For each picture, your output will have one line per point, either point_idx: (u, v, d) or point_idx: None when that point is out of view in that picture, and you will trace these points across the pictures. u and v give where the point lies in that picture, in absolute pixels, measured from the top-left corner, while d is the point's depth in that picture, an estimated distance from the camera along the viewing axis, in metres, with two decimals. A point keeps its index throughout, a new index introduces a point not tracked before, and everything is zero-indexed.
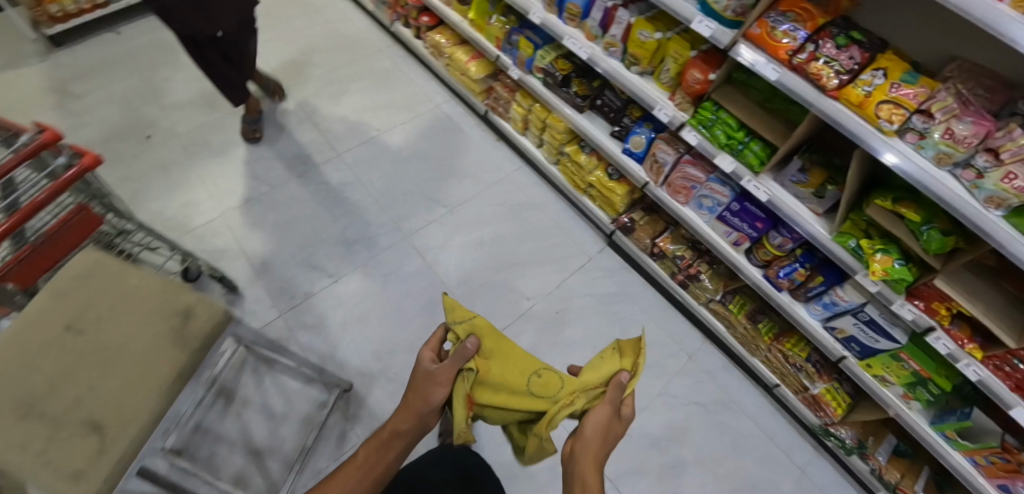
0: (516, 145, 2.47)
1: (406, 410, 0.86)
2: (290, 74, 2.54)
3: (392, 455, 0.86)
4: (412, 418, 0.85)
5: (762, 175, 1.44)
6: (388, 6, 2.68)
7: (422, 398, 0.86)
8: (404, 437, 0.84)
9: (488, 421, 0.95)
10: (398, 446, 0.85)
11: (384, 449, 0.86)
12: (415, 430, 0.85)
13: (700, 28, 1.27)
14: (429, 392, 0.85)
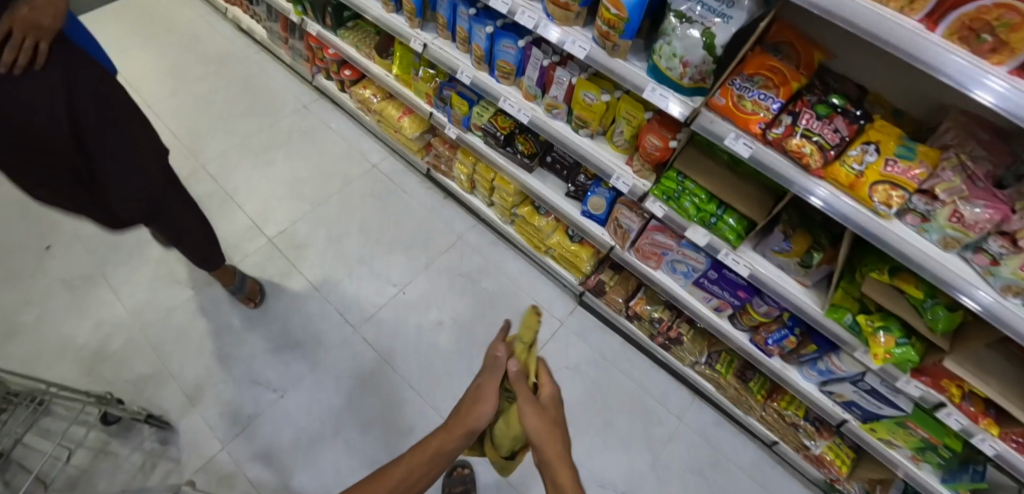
0: (460, 199, 1.95)
1: (454, 428, 0.72)
2: (191, 137, 2.01)
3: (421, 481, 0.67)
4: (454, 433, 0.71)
5: (743, 254, 1.27)
6: (305, 57, 2.05)
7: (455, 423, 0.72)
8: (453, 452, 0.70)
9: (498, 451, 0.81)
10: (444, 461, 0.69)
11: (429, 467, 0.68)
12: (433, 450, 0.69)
13: (656, 98, 1.08)
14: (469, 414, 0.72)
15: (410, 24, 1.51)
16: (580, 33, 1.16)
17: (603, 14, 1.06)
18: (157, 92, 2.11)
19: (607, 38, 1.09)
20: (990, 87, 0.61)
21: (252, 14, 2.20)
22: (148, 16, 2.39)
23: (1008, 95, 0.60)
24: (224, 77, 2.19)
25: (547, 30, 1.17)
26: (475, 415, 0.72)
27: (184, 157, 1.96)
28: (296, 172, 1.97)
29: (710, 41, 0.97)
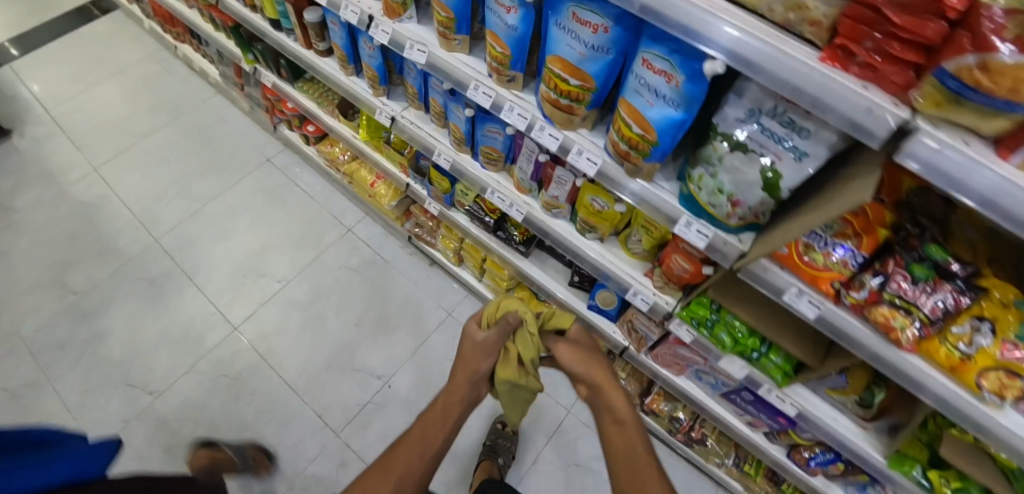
0: (448, 270, 1.72)
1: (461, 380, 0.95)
2: (147, 207, 1.78)
3: (446, 425, 0.88)
4: (477, 367, 0.97)
5: (786, 390, 1.04)
6: (263, 107, 1.78)
7: (474, 360, 0.97)
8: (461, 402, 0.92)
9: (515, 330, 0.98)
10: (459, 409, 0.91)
11: (443, 418, 0.89)
12: (459, 393, 0.93)
13: (692, 239, 0.81)
14: (484, 355, 0.97)
15: (374, 93, 1.25)
16: (587, 139, 0.87)
17: (621, 128, 0.78)
18: (107, 152, 1.88)
19: (624, 155, 0.81)
20: (981, 181, 0.47)
21: (198, 53, 1.89)
22: (91, 56, 2.10)
23: (1001, 194, 0.46)
24: (178, 129, 1.93)
25: (544, 134, 0.87)
26: (490, 351, 0.98)
27: (138, 230, 1.74)
28: (262, 242, 1.74)
29: (774, 181, 0.69)
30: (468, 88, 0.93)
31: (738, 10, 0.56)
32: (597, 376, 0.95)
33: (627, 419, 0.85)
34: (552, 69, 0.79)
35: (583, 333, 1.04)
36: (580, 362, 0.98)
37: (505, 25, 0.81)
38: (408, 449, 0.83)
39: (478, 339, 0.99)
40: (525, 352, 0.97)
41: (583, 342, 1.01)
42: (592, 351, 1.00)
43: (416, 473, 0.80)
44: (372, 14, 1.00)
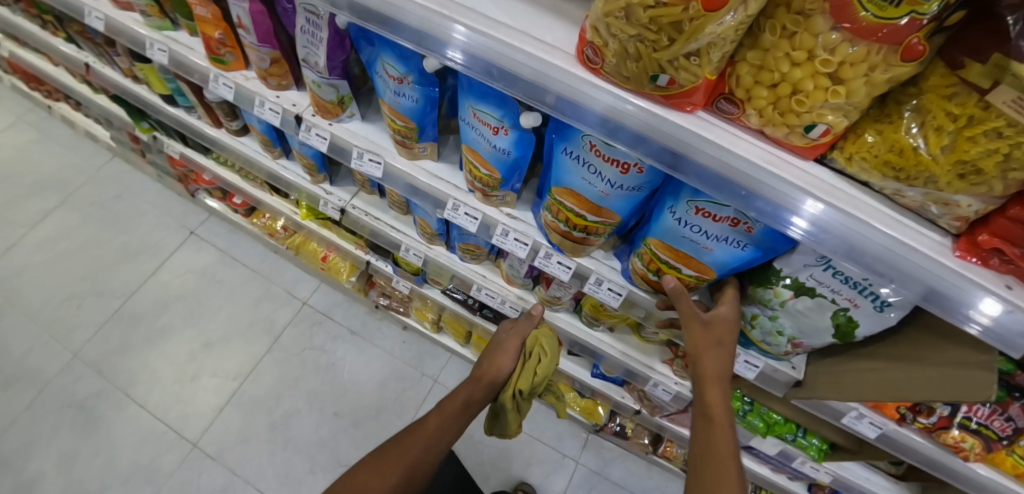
0: (424, 334, 1.53)
1: (480, 379, 0.86)
2: (57, 315, 1.49)
3: (460, 423, 0.80)
4: (487, 375, 0.86)
5: (823, 462, 0.89)
6: (174, 176, 1.52)
7: (490, 363, 0.87)
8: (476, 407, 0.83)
9: (534, 355, 0.87)
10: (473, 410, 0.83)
11: (455, 419, 0.80)
12: (471, 386, 0.85)
13: (742, 373, 0.69)
14: (498, 358, 0.87)
15: (312, 180, 1.05)
16: (602, 262, 0.71)
17: (656, 266, 0.63)
18: None
19: (658, 287, 0.66)
20: None
21: (81, 114, 1.54)
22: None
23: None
24: (77, 211, 1.62)
25: (551, 262, 0.71)
26: (506, 357, 0.87)
27: (50, 345, 1.46)
28: (207, 336, 1.51)
29: (848, 328, 0.58)
30: (445, 205, 0.75)
31: (850, 186, 0.42)
32: (710, 364, 0.60)
33: (719, 436, 0.56)
34: (561, 201, 0.62)
35: (731, 311, 0.61)
36: (693, 342, 0.61)
37: (490, 147, 0.62)
38: (418, 434, 0.76)
39: (497, 342, 0.90)
40: (533, 370, 0.86)
41: (718, 322, 0.60)
42: (725, 340, 0.60)
43: (422, 465, 0.73)
44: (299, 113, 0.80)
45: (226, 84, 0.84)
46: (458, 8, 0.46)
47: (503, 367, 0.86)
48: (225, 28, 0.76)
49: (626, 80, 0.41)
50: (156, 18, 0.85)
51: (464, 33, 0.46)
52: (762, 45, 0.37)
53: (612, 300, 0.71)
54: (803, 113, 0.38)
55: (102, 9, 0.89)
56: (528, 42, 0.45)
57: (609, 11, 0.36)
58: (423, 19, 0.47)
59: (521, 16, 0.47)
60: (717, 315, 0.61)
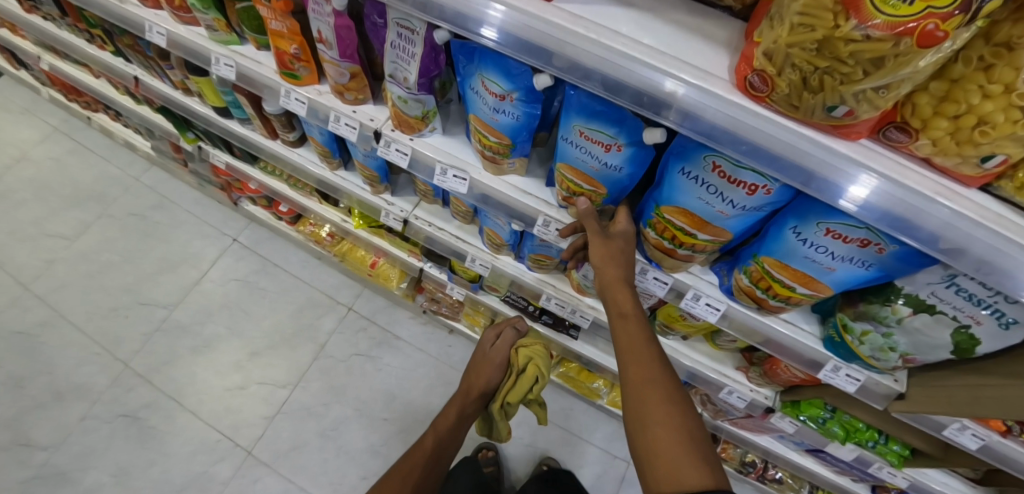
0: (471, 338, 1.53)
1: (469, 393, 0.97)
2: (105, 326, 1.50)
3: (454, 436, 0.93)
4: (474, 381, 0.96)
5: (903, 468, 0.89)
6: (217, 184, 1.52)
7: (476, 373, 0.97)
8: (466, 420, 0.95)
9: (521, 372, 0.93)
10: (464, 422, 0.96)
11: (449, 437, 0.92)
12: (460, 395, 0.97)
13: (843, 387, 0.69)
14: (486, 370, 0.96)
15: (373, 191, 1.03)
16: (699, 277, 0.70)
17: (766, 284, 0.62)
18: (35, 265, 1.55)
19: (762, 303, 0.65)
20: None
21: (121, 123, 1.59)
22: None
23: None
24: (118, 223, 1.64)
25: (648, 278, 0.71)
26: (492, 369, 0.96)
27: (99, 357, 1.47)
28: (254, 344, 1.52)
29: (968, 346, 0.57)
30: (534, 221, 0.74)
31: (1014, 214, 0.41)
32: (613, 269, 0.63)
33: (633, 328, 0.60)
34: (669, 220, 0.61)
35: (628, 225, 0.65)
36: (595, 255, 0.64)
37: (599, 165, 0.60)
38: (418, 454, 0.90)
39: (483, 352, 0.99)
40: (523, 387, 0.92)
41: (617, 237, 0.64)
42: (624, 253, 0.64)
43: (426, 480, 0.86)
44: (378, 128, 0.76)
45: (298, 99, 0.78)
46: (607, 31, 0.44)
47: (490, 377, 0.96)
48: (301, 42, 0.71)
49: (794, 109, 0.40)
50: (222, 32, 0.80)
51: (617, 56, 0.43)
52: (949, 74, 0.36)
53: (709, 315, 0.70)
54: (983, 145, 0.36)
55: (163, 24, 0.85)
56: (683, 68, 0.43)
57: (795, 41, 0.35)
58: (538, 34, 0.45)
59: (668, 38, 0.44)
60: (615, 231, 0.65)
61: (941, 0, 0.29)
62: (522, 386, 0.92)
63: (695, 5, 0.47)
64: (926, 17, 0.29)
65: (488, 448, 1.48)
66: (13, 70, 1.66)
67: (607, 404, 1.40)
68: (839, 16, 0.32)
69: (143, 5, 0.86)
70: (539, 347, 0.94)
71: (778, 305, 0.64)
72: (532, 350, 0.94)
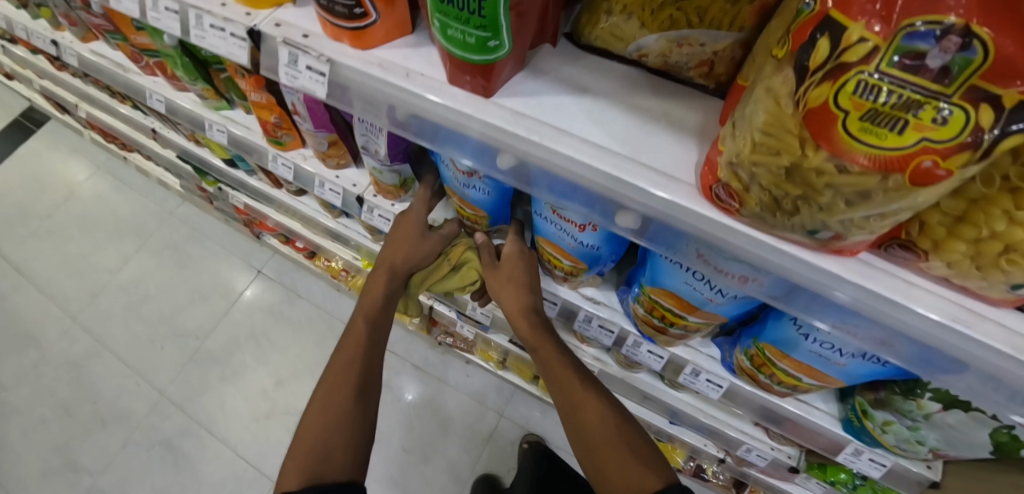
0: (488, 369, 1.50)
1: (382, 274, 0.74)
2: (143, 356, 1.59)
3: (381, 329, 0.73)
4: (402, 255, 0.71)
5: None
6: (241, 220, 1.58)
7: (401, 249, 0.72)
8: (386, 313, 0.74)
9: (457, 274, 0.75)
10: (387, 316, 0.74)
11: (380, 327, 0.73)
12: (387, 273, 0.74)
13: (866, 474, 0.63)
14: (410, 249, 0.71)
15: (373, 239, 1.02)
16: (698, 350, 0.65)
17: (769, 370, 0.56)
18: (82, 298, 1.66)
19: (765, 385, 0.59)
20: None
21: (152, 163, 1.67)
22: (33, 183, 1.83)
23: None
24: (154, 256, 1.72)
25: (641, 351, 0.65)
26: (420, 251, 0.72)
27: (138, 386, 1.55)
28: (278, 373, 1.57)
29: (1012, 447, 0.48)
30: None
31: None
32: (509, 301, 0.65)
33: (548, 354, 0.64)
34: (656, 300, 0.56)
35: (513, 246, 0.65)
36: (495, 290, 0.66)
37: (576, 243, 0.55)
38: (349, 346, 0.70)
39: (420, 229, 0.71)
40: (451, 283, 0.77)
41: (505, 263, 0.65)
42: (518, 274, 0.64)
43: (370, 378, 0.67)
44: (360, 194, 0.75)
45: (284, 164, 0.79)
46: (549, 130, 0.37)
47: (426, 261, 0.73)
48: (280, 112, 0.71)
49: (770, 225, 0.33)
50: (212, 99, 0.82)
51: (567, 161, 0.37)
52: (966, 193, 0.29)
53: (712, 391, 0.65)
54: (1012, 273, 0.30)
55: (161, 91, 0.88)
56: (641, 173, 0.36)
57: (758, 161, 0.28)
58: (479, 134, 0.39)
59: (625, 133, 0.37)
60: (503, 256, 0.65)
61: (938, 132, 0.22)
62: (453, 282, 0.76)
63: (660, 84, 0.40)
64: (922, 150, 0.22)
65: (481, 480, 1.40)
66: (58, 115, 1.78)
67: None
68: (805, 144, 0.26)
69: (143, 73, 0.90)
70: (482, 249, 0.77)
71: (783, 389, 0.58)
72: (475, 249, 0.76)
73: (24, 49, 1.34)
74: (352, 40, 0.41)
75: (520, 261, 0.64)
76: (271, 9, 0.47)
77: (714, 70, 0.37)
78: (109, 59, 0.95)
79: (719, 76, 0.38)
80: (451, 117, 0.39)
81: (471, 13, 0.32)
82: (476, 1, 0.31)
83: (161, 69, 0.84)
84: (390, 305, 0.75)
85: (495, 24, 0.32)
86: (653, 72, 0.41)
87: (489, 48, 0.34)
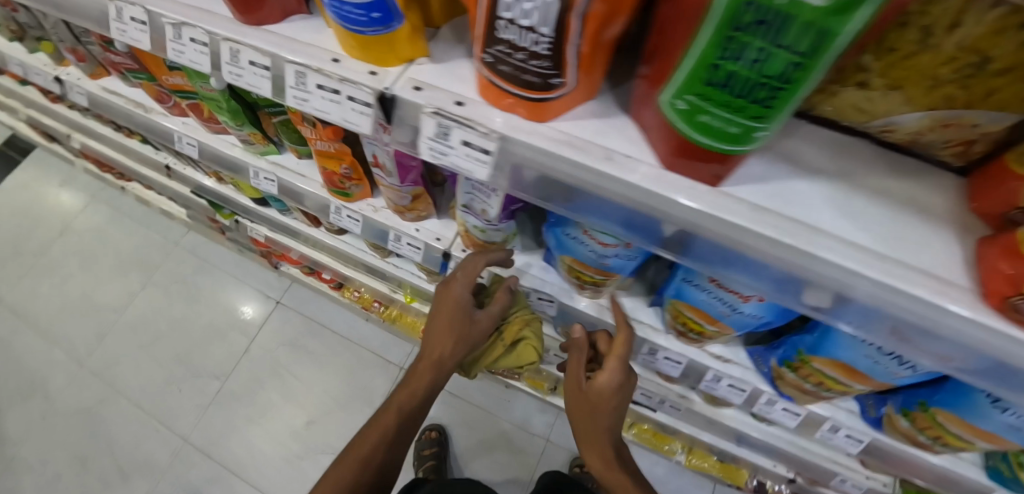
0: (532, 394, 1.44)
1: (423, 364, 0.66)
2: (160, 399, 1.48)
3: (417, 418, 0.67)
4: (451, 347, 0.64)
5: None
6: (257, 250, 1.48)
7: (453, 339, 0.64)
8: (423, 403, 0.68)
9: (511, 352, 0.71)
10: (422, 407, 0.68)
11: (411, 416, 0.66)
12: (432, 368, 0.65)
13: None
14: (460, 339, 0.64)
15: (429, 279, 0.95)
16: (837, 404, 0.60)
17: (935, 433, 0.52)
18: (85, 340, 1.53)
19: (925, 444, 0.55)
20: None
21: (154, 192, 1.55)
22: (20, 216, 1.68)
23: None
24: (162, 291, 1.60)
25: (775, 409, 0.60)
26: (469, 339, 0.65)
27: (159, 432, 1.44)
28: (308, 410, 1.47)
29: None
30: (639, 348, 0.63)
31: None
32: (590, 426, 0.61)
33: (616, 478, 0.62)
34: (820, 369, 0.51)
35: (608, 381, 0.56)
36: (575, 408, 0.61)
37: (734, 311, 0.49)
38: (373, 434, 0.63)
39: (468, 315, 0.63)
40: (505, 359, 0.72)
41: (594, 394, 0.58)
42: (607, 408, 0.58)
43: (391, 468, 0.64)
44: (448, 249, 0.67)
45: (351, 216, 0.71)
46: (796, 226, 0.32)
47: (476, 344, 0.66)
48: (351, 161, 0.62)
49: None
50: (259, 144, 0.73)
51: (820, 264, 0.32)
52: None
53: (852, 448, 0.61)
54: None
55: (192, 134, 0.79)
56: (919, 279, 0.30)
57: None
58: (701, 229, 0.33)
59: (877, 225, 0.33)
60: (594, 386, 0.58)
61: None
62: (510, 360, 0.72)
63: (894, 160, 0.36)
64: None
65: (433, 429, 1.43)
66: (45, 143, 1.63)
67: (690, 465, 1.22)
68: None
69: (170, 114, 0.81)
70: (536, 318, 0.70)
71: (948, 448, 0.53)
72: (531, 321, 0.68)
73: (11, 80, 1.22)
74: (528, 112, 0.33)
75: (608, 398, 0.57)
76: (401, 65, 0.37)
77: (971, 150, 0.33)
78: (125, 97, 0.85)
79: (972, 155, 0.34)
80: (668, 208, 0.33)
81: (752, 100, 0.25)
82: (770, 89, 0.24)
83: (195, 111, 0.74)
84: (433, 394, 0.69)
85: (776, 113, 0.26)
86: (884, 145, 0.37)
87: (745, 136, 0.28)
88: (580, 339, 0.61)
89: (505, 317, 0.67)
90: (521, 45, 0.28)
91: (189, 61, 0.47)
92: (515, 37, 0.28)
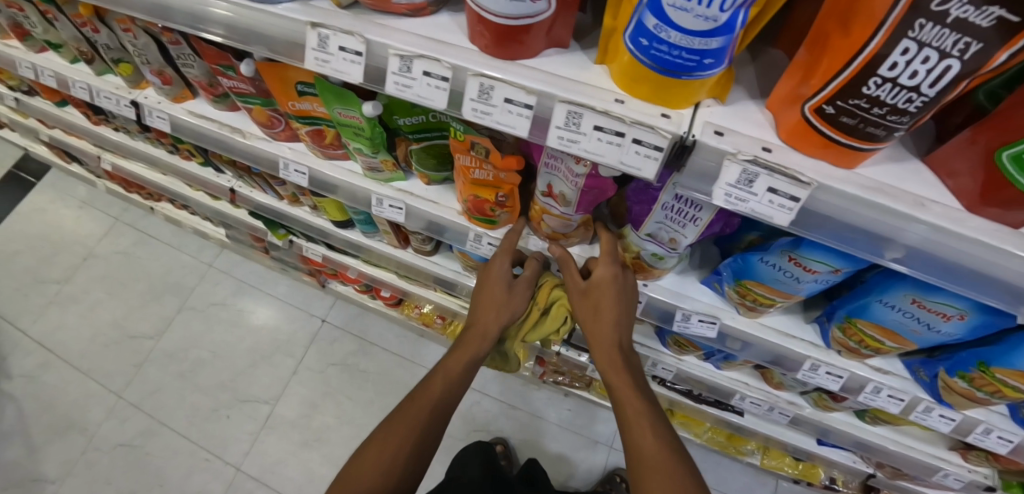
0: (596, 403, 1.44)
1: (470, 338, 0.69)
2: (208, 428, 1.40)
3: (461, 388, 0.67)
4: (495, 314, 0.68)
5: None
6: (307, 270, 1.43)
7: (493, 303, 0.68)
8: (467, 378, 0.67)
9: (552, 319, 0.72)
10: (466, 382, 0.68)
11: (454, 386, 0.66)
12: (479, 337, 0.68)
13: None
14: (499, 301, 0.67)
15: None
16: (988, 407, 0.63)
17: None
18: (122, 370, 1.44)
19: None
20: None
21: (190, 213, 1.48)
22: (38, 242, 1.58)
23: None
24: (200, 315, 1.52)
25: (932, 415, 0.63)
26: (511, 304, 0.68)
27: (208, 463, 1.37)
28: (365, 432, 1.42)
29: None
30: (796, 364, 0.66)
31: None
32: (599, 336, 0.61)
33: (627, 398, 0.59)
34: (1002, 378, 0.52)
35: (605, 271, 0.59)
36: (583, 316, 0.62)
37: (927, 329, 0.53)
38: (418, 401, 0.62)
39: (506, 282, 0.67)
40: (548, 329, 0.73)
41: (594, 289, 0.60)
42: (608, 304, 0.59)
43: (429, 439, 0.60)
44: None
45: (492, 243, 0.70)
46: None
47: (517, 313, 0.70)
48: (510, 189, 0.61)
49: None
50: (387, 171, 0.70)
51: None
52: None
53: (1002, 447, 0.63)
54: None
55: (303, 161, 0.76)
56: None
57: None
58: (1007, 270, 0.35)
59: None
60: (592, 282, 0.60)
61: None
62: (547, 326, 0.73)
63: None
64: None
65: (499, 443, 1.41)
66: (66, 164, 1.54)
67: (763, 464, 1.25)
68: None
69: (277, 140, 0.78)
70: None
71: None
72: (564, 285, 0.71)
73: (48, 101, 1.15)
74: (841, 160, 0.35)
75: (608, 293, 0.59)
76: (687, 108, 0.37)
77: None
78: (219, 122, 0.81)
79: None
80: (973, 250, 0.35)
81: None
82: None
83: (314, 138, 0.72)
84: (475, 366, 0.69)
85: None
86: None
87: None
88: (560, 252, 0.64)
89: (540, 283, 0.71)
90: (886, 101, 0.29)
91: (413, 96, 0.42)
92: (885, 95, 0.28)
